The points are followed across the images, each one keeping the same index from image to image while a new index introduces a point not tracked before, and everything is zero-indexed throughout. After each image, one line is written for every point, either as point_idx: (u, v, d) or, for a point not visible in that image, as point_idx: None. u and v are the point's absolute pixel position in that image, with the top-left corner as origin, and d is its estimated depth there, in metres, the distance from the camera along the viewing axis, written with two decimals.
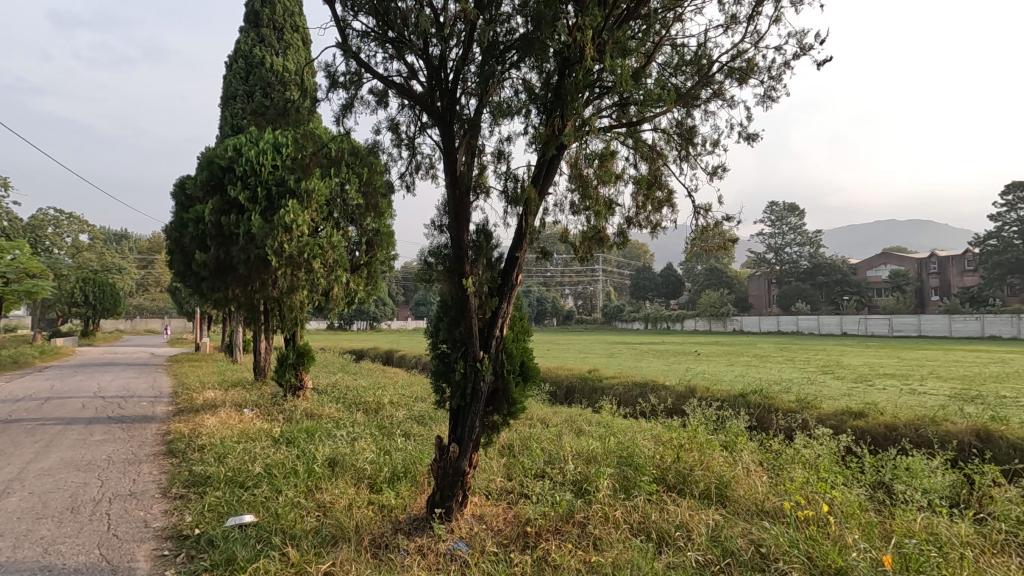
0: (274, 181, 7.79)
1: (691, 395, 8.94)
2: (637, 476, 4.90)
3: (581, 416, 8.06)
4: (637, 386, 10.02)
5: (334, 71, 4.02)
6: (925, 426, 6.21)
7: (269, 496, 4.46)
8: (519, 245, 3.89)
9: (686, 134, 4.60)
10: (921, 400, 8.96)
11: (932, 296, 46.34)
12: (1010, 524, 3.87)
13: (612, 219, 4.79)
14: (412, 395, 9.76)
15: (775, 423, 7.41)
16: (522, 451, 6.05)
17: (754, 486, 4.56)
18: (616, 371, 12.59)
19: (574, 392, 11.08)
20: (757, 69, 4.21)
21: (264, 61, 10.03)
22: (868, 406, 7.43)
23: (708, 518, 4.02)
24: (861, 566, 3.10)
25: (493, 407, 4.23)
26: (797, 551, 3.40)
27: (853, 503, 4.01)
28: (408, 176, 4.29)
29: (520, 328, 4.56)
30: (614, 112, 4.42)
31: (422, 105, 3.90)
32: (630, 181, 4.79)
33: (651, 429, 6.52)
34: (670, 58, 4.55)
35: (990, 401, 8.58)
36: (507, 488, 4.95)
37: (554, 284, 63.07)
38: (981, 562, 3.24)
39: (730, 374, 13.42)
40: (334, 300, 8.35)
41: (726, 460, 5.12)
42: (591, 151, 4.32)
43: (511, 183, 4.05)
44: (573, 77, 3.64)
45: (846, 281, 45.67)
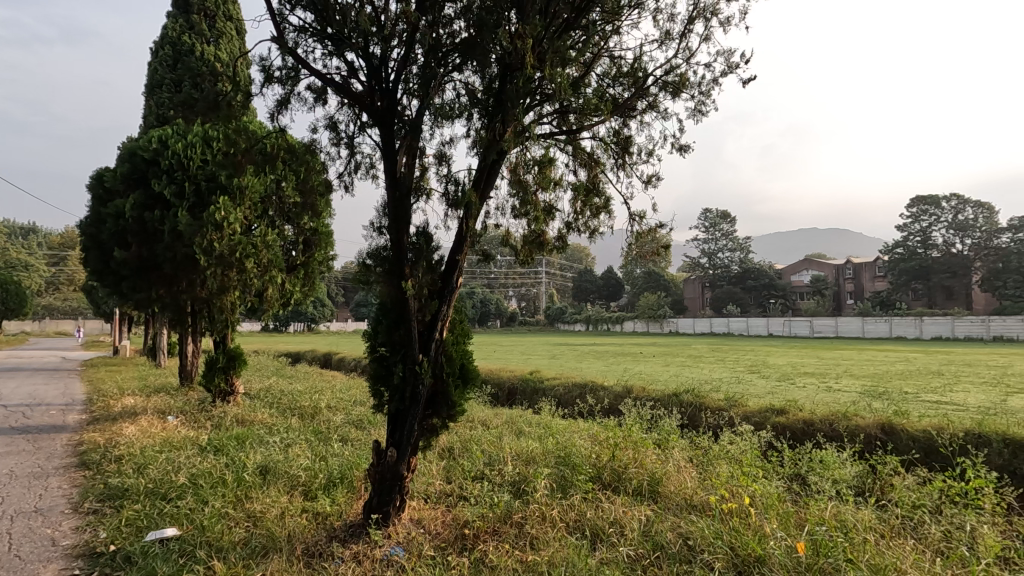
0: (204, 176, 7.40)
1: (627, 396, 9.21)
2: (573, 476, 5.01)
3: (521, 417, 8.12)
4: (576, 387, 10.23)
5: (269, 66, 3.92)
6: (838, 421, 6.70)
7: (194, 507, 4.25)
8: (460, 247, 3.91)
9: (623, 144, 4.79)
10: (836, 397, 9.65)
11: (848, 300, 49.90)
12: (906, 509, 4.25)
13: (552, 223, 4.92)
14: (350, 398, 9.56)
15: (704, 420, 7.78)
16: (462, 453, 6.06)
17: (683, 481, 4.79)
18: (558, 373, 12.81)
19: (516, 393, 11.17)
20: (689, 84, 4.45)
21: (194, 50, 9.54)
22: (789, 403, 7.92)
23: (640, 514, 4.19)
24: (776, 555, 3.33)
25: (433, 409, 4.24)
26: (721, 542, 3.61)
27: (772, 495, 4.29)
28: (347, 176, 4.22)
29: (460, 330, 4.56)
30: (555, 118, 4.52)
31: (362, 105, 3.85)
32: (569, 186, 4.93)
33: (589, 429, 6.69)
34: (608, 69, 4.72)
35: (895, 397, 9.35)
36: (446, 491, 4.95)
37: (497, 286, 63.27)
38: (881, 544, 3.53)
39: (665, 374, 13.98)
40: (268, 301, 8.11)
41: (658, 458, 5.34)
42: (531, 157, 4.41)
43: (452, 186, 4.07)
44: (514, 83, 3.70)
45: (772, 285, 48.42)
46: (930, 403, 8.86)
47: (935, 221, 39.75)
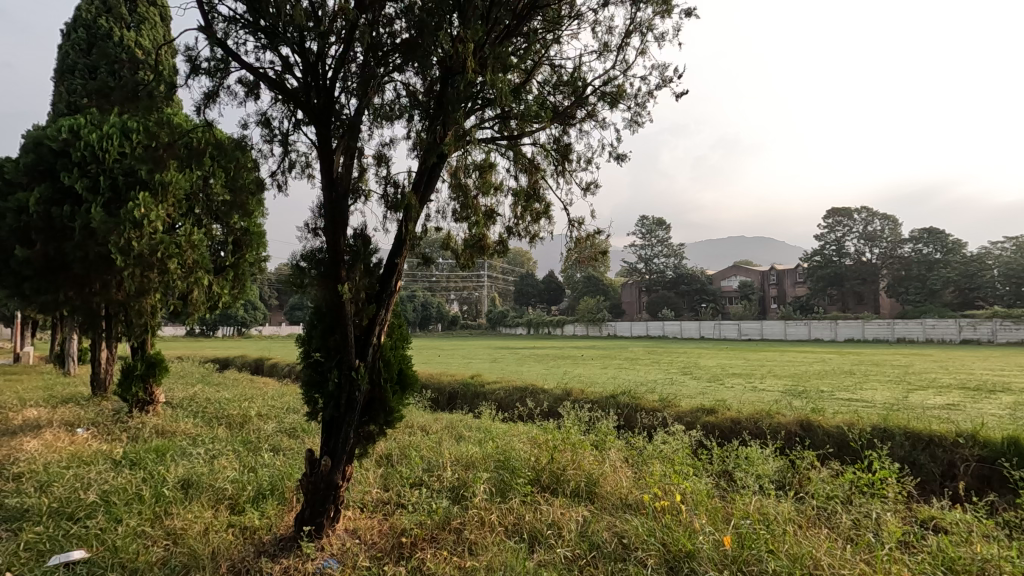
0: (121, 170, 6.89)
1: (566, 399, 9.35)
2: (513, 479, 5.03)
3: (461, 421, 8.07)
4: (517, 390, 10.28)
5: (196, 57, 3.72)
6: (762, 420, 7.09)
7: (105, 527, 3.94)
8: (399, 251, 3.85)
9: (562, 151, 4.89)
10: (760, 396, 10.21)
11: (772, 304, 52.97)
12: (821, 500, 4.55)
13: (492, 227, 4.95)
14: (283, 406, 9.17)
15: (640, 421, 8.02)
16: (400, 460, 5.95)
17: (619, 481, 4.91)
18: (499, 377, 12.83)
19: (457, 397, 11.08)
20: (626, 95, 4.61)
21: (112, 34, 8.90)
22: (718, 403, 8.30)
23: (577, 515, 4.27)
24: (704, 549, 3.48)
25: (370, 416, 4.15)
26: (654, 539, 3.74)
27: (702, 491, 4.49)
28: (280, 175, 4.07)
29: (399, 334, 4.49)
30: (496, 123, 4.56)
31: (297, 102, 3.71)
32: (510, 192, 4.98)
33: (528, 432, 6.74)
34: (548, 77, 4.81)
35: (813, 395, 10.00)
36: (383, 499, 4.84)
37: (438, 289, 62.66)
38: (799, 535, 3.76)
39: (603, 376, 14.30)
40: (193, 304, 7.77)
41: (595, 459, 5.46)
42: (472, 161, 4.42)
43: (391, 188, 4.01)
44: (455, 87, 3.69)
45: (704, 290, 50.66)
46: (843, 400, 9.54)
47: (848, 231, 42.95)
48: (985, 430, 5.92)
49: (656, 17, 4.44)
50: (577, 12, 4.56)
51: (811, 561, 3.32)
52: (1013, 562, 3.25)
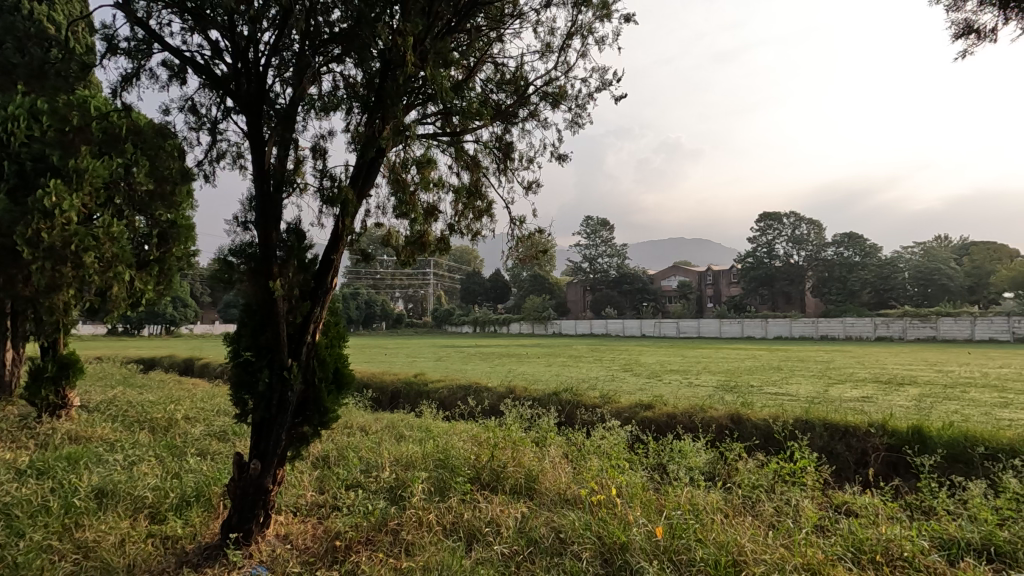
0: (30, 155, 6.27)
1: (508, 396, 9.39)
2: (452, 478, 5.00)
3: (402, 420, 7.96)
4: (460, 388, 10.22)
5: (114, 36, 3.48)
6: (696, 414, 7.36)
7: (5, 542, 3.61)
8: (335, 247, 3.75)
9: (504, 149, 4.95)
10: (695, 391, 10.62)
11: (708, 303, 55.16)
12: (747, 489, 4.78)
13: (434, 224, 4.92)
14: (212, 408, 8.73)
15: (580, 417, 8.17)
16: (338, 461, 5.79)
17: (558, 476, 4.98)
18: (442, 375, 12.70)
19: (399, 396, 10.90)
20: (566, 96, 4.72)
21: (21, 8, 7.90)
22: (655, 399, 8.56)
23: (516, 512, 4.29)
24: (637, 541, 3.59)
25: (302, 417, 4.03)
26: (589, 532, 3.82)
27: (637, 485, 4.62)
28: (208, 165, 3.88)
29: (335, 332, 4.34)
30: (438, 119, 4.53)
31: (226, 89, 3.54)
32: (452, 189, 4.98)
33: (469, 430, 6.72)
34: (491, 75, 4.85)
35: (743, 390, 10.50)
36: (317, 502, 4.70)
37: (383, 287, 61.38)
38: (725, 523, 3.93)
39: (546, 373, 14.51)
40: (113, 301, 7.24)
41: (535, 456, 5.52)
42: (412, 157, 4.35)
43: (327, 181, 3.90)
44: (395, 82, 3.64)
45: (645, 289, 52.21)
46: (771, 394, 10.07)
47: (777, 234, 45.38)
48: (893, 420, 6.39)
49: (597, 21, 4.54)
50: (520, 11, 4.59)
51: (736, 548, 3.47)
52: (913, 541, 3.56)
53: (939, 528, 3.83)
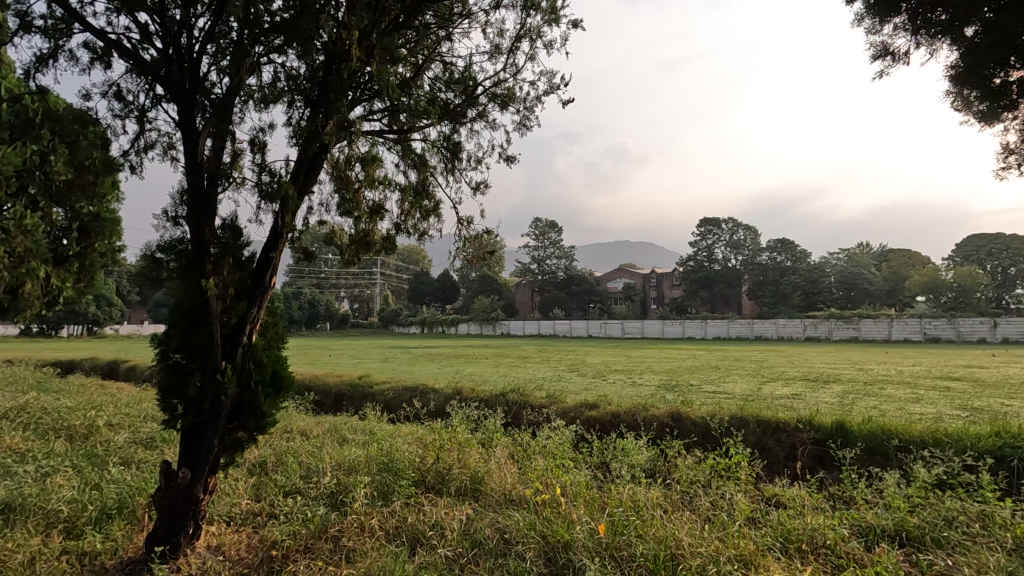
0: None
1: (455, 398, 9.32)
2: (396, 481, 4.91)
3: (345, 424, 7.75)
4: (406, 390, 10.06)
5: (27, 13, 3.21)
6: (638, 413, 7.55)
7: None
8: (275, 245, 3.61)
9: (452, 149, 4.94)
10: (638, 390, 10.91)
11: (652, 305, 56.83)
12: (685, 485, 4.94)
13: (380, 223, 4.83)
14: (139, 413, 8.21)
15: (526, 417, 8.22)
16: (276, 467, 5.57)
17: (503, 477, 4.98)
18: (388, 377, 12.47)
19: (343, 399, 10.62)
20: (515, 98, 4.76)
21: None
22: (600, 398, 8.73)
23: (460, 514, 4.26)
24: (580, 539, 3.65)
25: (237, 422, 3.86)
26: (533, 532, 3.85)
27: (581, 483, 4.69)
28: (136, 155, 3.65)
29: (274, 333, 4.18)
30: (385, 117, 4.46)
31: (156, 75, 3.34)
32: (398, 188, 4.92)
33: (414, 433, 6.62)
34: (440, 74, 4.83)
35: (683, 388, 10.88)
36: (253, 510, 4.50)
37: (327, 287, 59.60)
38: (664, 518, 4.05)
39: (494, 374, 14.52)
40: (25, 299, 6.69)
41: (481, 457, 5.50)
42: (357, 154, 4.25)
43: (266, 176, 3.75)
44: (339, 76, 3.54)
45: (592, 291, 53.21)
46: (709, 393, 10.48)
47: (717, 239, 47.31)
48: (820, 416, 6.79)
49: (545, 25, 4.59)
50: (468, 11, 4.58)
51: (674, 542, 3.57)
52: (835, 529, 3.80)
53: (858, 515, 4.09)
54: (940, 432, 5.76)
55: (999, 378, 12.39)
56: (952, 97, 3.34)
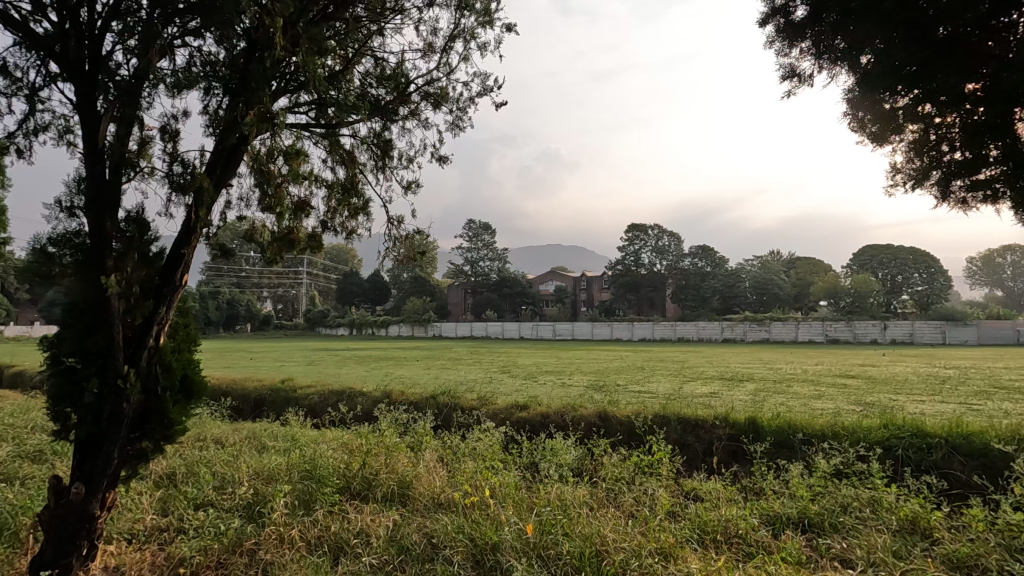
0: None
1: (384, 401, 9.11)
2: (319, 489, 4.71)
3: (265, 430, 7.37)
4: (332, 394, 9.72)
5: None
6: (567, 413, 7.70)
7: None
8: (187, 240, 3.36)
9: (383, 146, 4.85)
10: (568, 391, 11.13)
11: (582, 307, 58.23)
12: (610, 482, 5.09)
13: (304, 220, 4.64)
14: (26, 423, 7.42)
15: (457, 420, 8.16)
16: (186, 478, 5.20)
17: (432, 480, 4.91)
18: (313, 380, 12.00)
19: (264, 404, 10.11)
20: (448, 98, 4.73)
21: None
22: (530, 399, 8.81)
23: (387, 520, 4.15)
24: (508, 540, 3.66)
25: (141, 432, 3.57)
26: (461, 535, 3.82)
27: (510, 485, 4.70)
28: (24, 138, 3.29)
29: (184, 336, 3.90)
30: (312, 110, 4.29)
31: (50, 51, 3.03)
32: (325, 184, 4.75)
33: (340, 438, 6.40)
34: (371, 68, 4.72)
35: (611, 388, 11.21)
36: (159, 526, 4.18)
37: (248, 286, 56.54)
38: (590, 515, 4.14)
39: (425, 376, 14.34)
40: None
41: (409, 461, 5.40)
42: (281, 147, 4.06)
43: (178, 167, 3.50)
44: (261, 65, 3.36)
45: (524, 293, 53.79)
46: (634, 392, 10.85)
47: (643, 245, 49.18)
48: (735, 413, 7.20)
49: (479, 27, 4.59)
50: (401, 6, 4.51)
51: (599, 538, 3.66)
52: (747, 519, 4.04)
53: (766, 506, 4.36)
54: (838, 425, 6.27)
55: (888, 376, 13.68)
56: (849, 118, 3.64)
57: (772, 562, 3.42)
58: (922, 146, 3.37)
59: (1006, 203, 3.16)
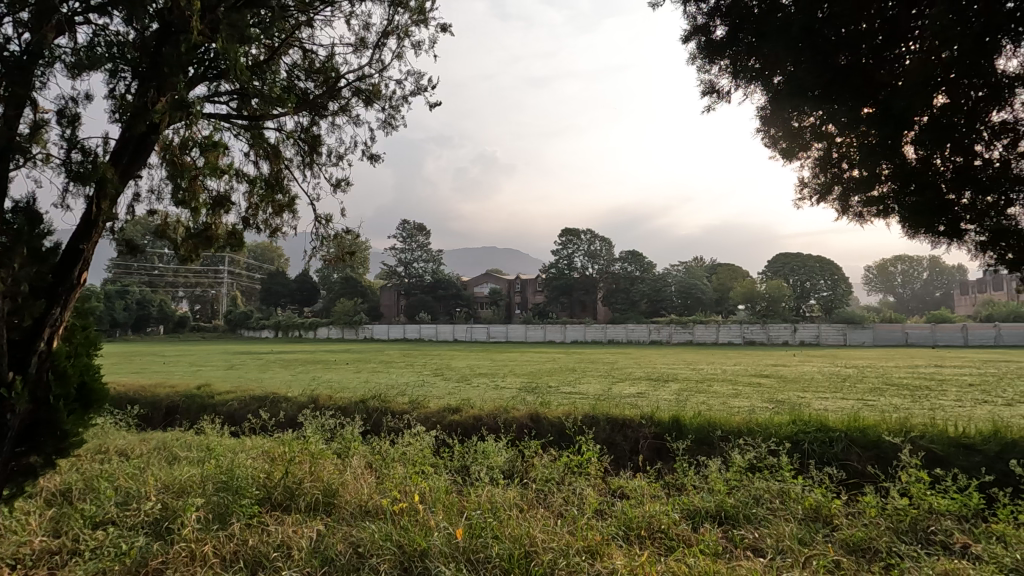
0: None
1: (309, 406, 8.75)
2: (236, 501, 4.44)
3: (178, 440, 6.88)
4: (253, 400, 9.22)
5: None
6: (499, 415, 7.72)
7: None
8: (87, 234, 3.09)
9: (311, 142, 4.72)
10: (500, 393, 11.17)
11: (516, 310, 58.71)
12: (539, 483, 5.14)
13: (224, 216, 4.40)
14: None
15: (387, 424, 7.98)
16: (84, 494, 4.76)
17: (360, 488, 4.76)
18: (233, 386, 11.33)
19: (177, 412, 9.44)
20: (380, 95, 4.66)
21: None
22: (462, 402, 8.76)
23: (310, 531, 3.98)
24: (437, 545, 3.61)
25: (28, 445, 3.25)
26: (389, 542, 3.73)
27: (440, 489, 4.65)
28: None
29: (83, 339, 3.59)
30: (233, 100, 4.10)
31: None
32: (247, 179, 4.54)
33: (260, 446, 6.08)
34: (299, 60, 4.58)
35: (543, 390, 11.36)
36: (49, 548, 3.79)
37: (162, 286, 52.64)
38: (520, 518, 4.15)
39: (354, 380, 13.93)
40: None
41: (336, 468, 5.21)
42: (197, 138, 3.83)
43: (78, 154, 3.21)
44: (175, 49, 3.16)
45: (459, 295, 53.53)
46: (566, 394, 11.05)
47: (576, 248, 50.19)
48: (660, 412, 7.49)
49: (413, 25, 4.54)
50: None
51: (528, 539, 3.69)
52: (668, 515, 4.21)
53: (687, 501, 4.56)
54: (753, 422, 6.67)
55: (796, 375, 14.72)
56: (762, 134, 3.86)
57: (691, 555, 3.57)
58: (825, 163, 3.63)
59: (895, 218, 3.41)
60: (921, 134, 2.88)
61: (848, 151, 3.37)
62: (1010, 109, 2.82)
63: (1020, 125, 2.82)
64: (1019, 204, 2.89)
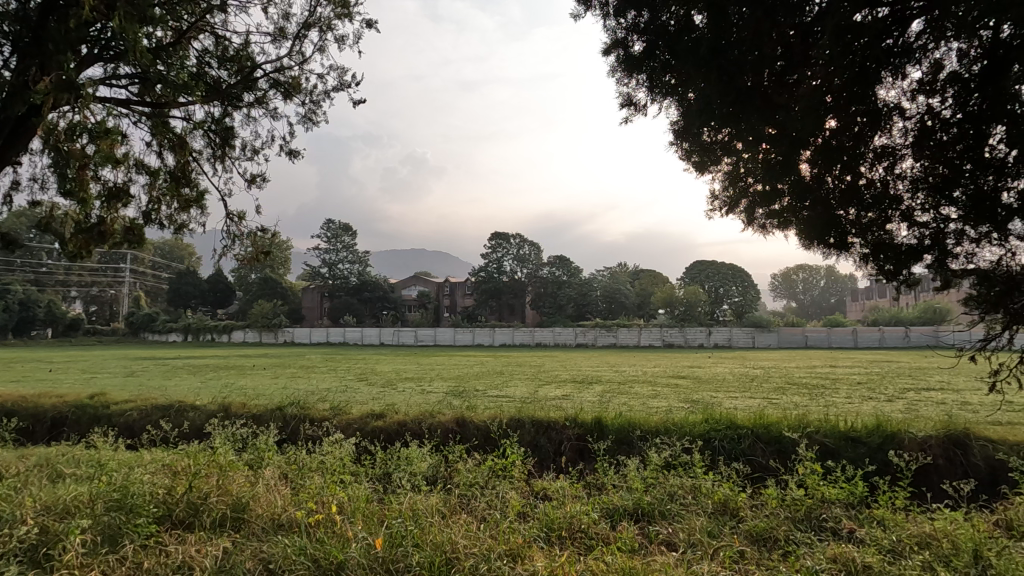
0: None
1: (219, 415, 8.21)
2: (130, 521, 4.07)
3: (64, 455, 6.22)
4: (156, 410, 8.52)
5: None
6: (424, 420, 7.60)
7: None
8: None
9: (223, 134, 4.47)
10: (427, 398, 11.00)
11: (445, 313, 58.23)
12: (463, 487, 5.11)
13: (120, 210, 4.03)
14: None
15: (305, 432, 7.64)
16: None
17: (273, 500, 4.51)
18: (132, 394, 10.41)
19: (64, 425, 8.54)
20: (299, 89, 4.49)
21: None
22: (387, 408, 8.54)
23: (215, 549, 3.71)
24: (355, 556, 3.49)
25: None
26: (303, 557, 3.55)
27: (360, 498, 4.50)
28: None
29: None
30: (133, 84, 3.79)
31: None
32: (148, 171, 4.21)
33: (162, 459, 5.62)
34: (211, 47, 4.34)
35: (470, 394, 11.31)
36: None
37: (50, 285, 47.49)
38: (442, 524, 4.08)
39: (271, 386, 13.24)
40: None
41: (246, 480, 4.91)
42: (88, 122, 3.50)
43: None
44: (61, 25, 2.87)
45: (386, 298, 52.36)
46: (492, 397, 11.06)
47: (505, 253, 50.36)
48: (583, 414, 7.66)
49: (337, 18, 4.40)
50: None
51: (450, 546, 3.63)
52: (588, 514, 4.32)
53: (607, 500, 4.68)
54: (669, 421, 6.98)
55: (710, 376, 15.59)
56: (676, 147, 4.04)
57: (609, 553, 3.66)
58: (733, 177, 3.86)
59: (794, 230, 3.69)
60: (816, 154, 3.15)
61: (753, 167, 3.59)
62: (888, 135, 3.11)
63: (897, 150, 3.11)
64: (895, 220, 3.22)
